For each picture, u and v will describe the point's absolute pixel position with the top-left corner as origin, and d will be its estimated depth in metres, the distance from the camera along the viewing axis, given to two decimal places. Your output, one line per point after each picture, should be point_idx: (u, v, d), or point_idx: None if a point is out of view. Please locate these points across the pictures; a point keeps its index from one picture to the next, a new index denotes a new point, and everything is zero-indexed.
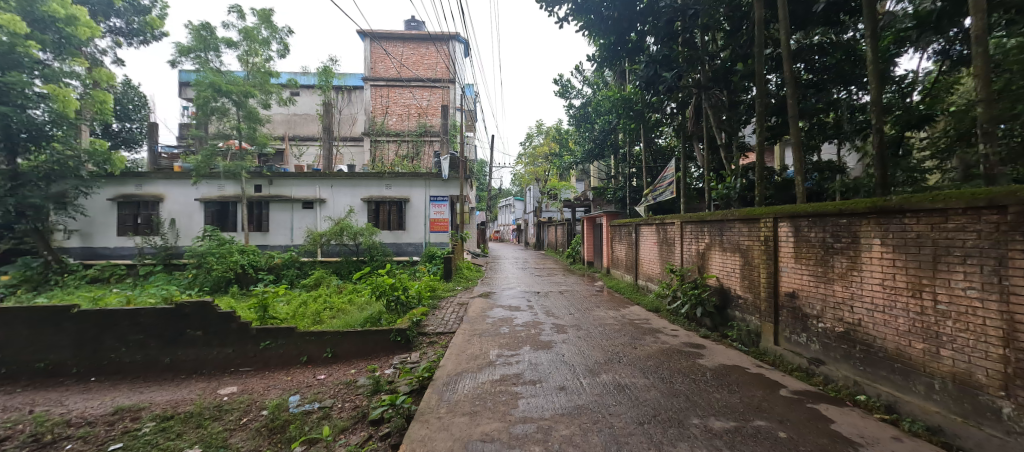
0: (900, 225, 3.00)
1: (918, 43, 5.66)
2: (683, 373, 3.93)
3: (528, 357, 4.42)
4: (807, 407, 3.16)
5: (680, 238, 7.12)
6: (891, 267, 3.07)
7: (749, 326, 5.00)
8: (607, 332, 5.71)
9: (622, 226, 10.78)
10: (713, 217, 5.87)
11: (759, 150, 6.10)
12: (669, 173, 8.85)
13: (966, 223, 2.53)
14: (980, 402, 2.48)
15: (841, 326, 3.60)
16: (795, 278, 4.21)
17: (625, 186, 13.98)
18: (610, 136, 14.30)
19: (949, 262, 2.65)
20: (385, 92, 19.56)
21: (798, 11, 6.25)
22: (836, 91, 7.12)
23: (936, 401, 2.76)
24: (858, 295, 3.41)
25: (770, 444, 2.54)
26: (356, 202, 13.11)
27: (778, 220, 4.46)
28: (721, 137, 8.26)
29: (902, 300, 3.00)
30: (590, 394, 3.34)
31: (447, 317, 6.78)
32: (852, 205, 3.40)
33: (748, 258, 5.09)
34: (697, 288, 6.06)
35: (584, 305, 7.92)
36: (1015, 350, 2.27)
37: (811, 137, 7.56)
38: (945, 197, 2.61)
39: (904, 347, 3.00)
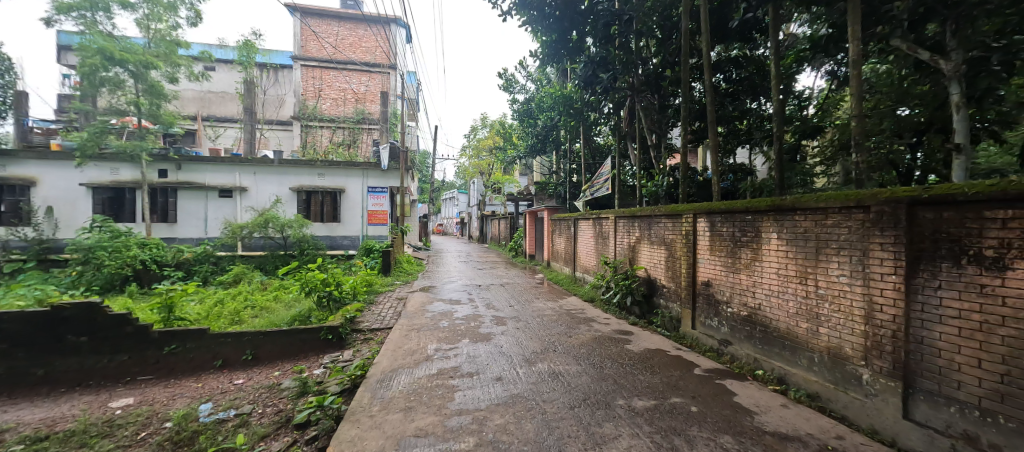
0: (793, 222, 3.46)
1: (814, 64, 6.49)
2: (611, 358, 4.20)
3: (467, 350, 4.42)
4: (715, 383, 3.54)
5: (614, 232, 7.50)
6: (785, 257, 3.53)
7: (671, 313, 5.44)
8: (545, 322, 5.89)
9: (562, 220, 11.11)
10: (643, 213, 6.29)
11: (683, 152, 6.63)
12: (604, 170, 9.06)
13: (841, 220, 2.99)
14: (847, 370, 2.96)
15: (744, 311, 4.07)
16: (709, 268, 4.66)
17: (566, 181, 14.40)
18: (553, 133, 14.63)
19: (828, 253, 3.11)
20: (318, 73, 18.07)
21: (718, 26, 6.86)
22: (749, 102, 7.94)
23: (815, 373, 3.24)
24: (758, 284, 3.86)
25: (682, 418, 2.81)
26: (283, 192, 12.09)
27: (696, 216, 4.91)
28: (652, 139, 8.85)
29: (792, 287, 3.46)
30: (526, 383, 3.44)
31: (385, 313, 6.54)
32: (755, 203, 3.85)
33: (671, 250, 5.54)
34: (628, 278, 6.46)
35: (524, 297, 8.10)
36: (872, 327, 2.75)
37: (727, 141, 8.39)
38: (825, 198, 3.06)
39: (792, 327, 3.47)
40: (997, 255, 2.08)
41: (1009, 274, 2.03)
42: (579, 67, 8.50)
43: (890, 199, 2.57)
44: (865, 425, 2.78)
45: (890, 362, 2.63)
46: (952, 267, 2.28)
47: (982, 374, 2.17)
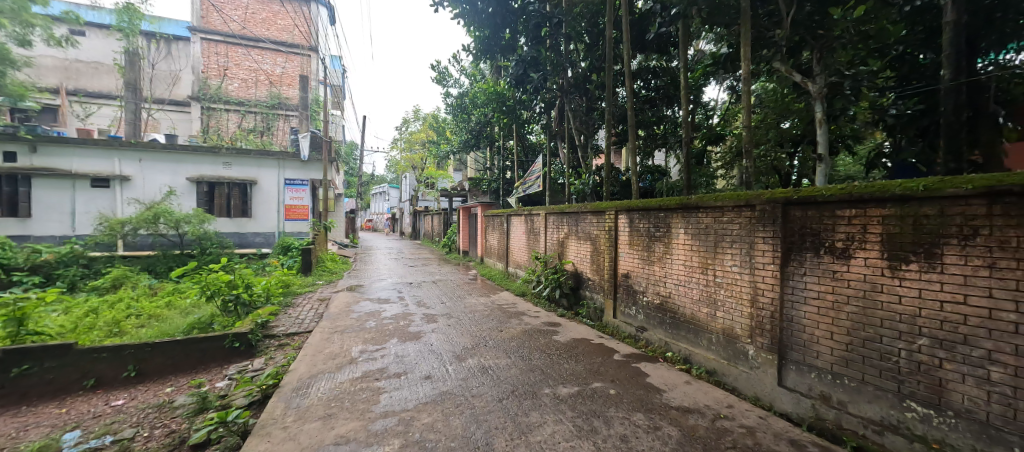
0: (696, 218, 3.87)
1: (718, 78, 7.29)
2: (540, 349, 4.35)
3: (395, 350, 4.27)
4: (632, 366, 3.85)
5: (545, 228, 7.74)
6: (691, 250, 3.95)
7: (596, 303, 5.79)
8: (477, 318, 5.91)
9: (495, 216, 11.19)
10: (571, 210, 6.57)
11: (607, 153, 7.04)
12: (536, 168, 9.32)
13: (733, 217, 3.42)
14: (737, 348, 3.40)
15: (657, 299, 4.46)
16: (628, 262, 5.03)
17: (499, 177, 14.51)
18: (487, 130, 14.60)
19: (724, 246, 3.54)
20: (222, 50, 16.00)
21: (637, 37, 7.40)
22: (664, 109, 8.70)
23: (713, 351, 3.67)
24: (669, 274, 4.26)
25: (601, 401, 3.03)
26: (179, 183, 10.56)
27: (618, 212, 5.26)
28: (580, 140, 9.29)
29: (696, 276, 3.88)
30: (455, 379, 3.43)
31: (303, 315, 6.08)
32: (667, 202, 4.24)
33: (596, 245, 5.87)
34: (556, 272, 6.72)
35: (456, 293, 8.03)
36: (756, 309, 3.19)
37: (646, 144, 9.10)
38: (721, 198, 3.48)
39: (695, 312, 3.90)
40: (844, 246, 2.55)
41: (853, 262, 2.50)
42: (512, 65, 8.61)
43: (770, 199, 3.01)
44: (750, 393, 3.23)
45: (769, 339, 3.07)
46: (813, 257, 2.75)
47: (833, 344, 2.64)
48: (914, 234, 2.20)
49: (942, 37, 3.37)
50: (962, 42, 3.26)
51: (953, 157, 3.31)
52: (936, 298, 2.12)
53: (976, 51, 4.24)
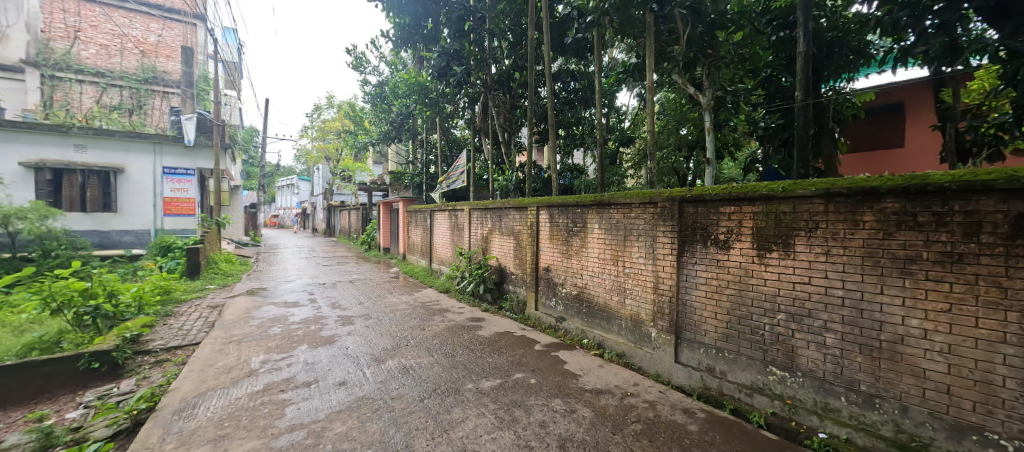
0: (608, 214, 4.17)
1: (629, 85, 7.93)
2: (463, 345, 4.35)
3: (304, 357, 3.92)
4: (551, 355, 4.04)
5: (468, 223, 7.66)
6: (603, 244, 4.25)
7: (518, 297, 5.93)
8: (398, 317, 5.68)
9: (418, 211, 10.83)
10: (494, 205, 6.59)
11: (530, 150, 7.19)
12: (460, 163, 9.22)
13: (640, 213, 3.76)
14: (642, 331, 3.76)
15: (575, 290, 4.73)
16: (548, 256, 5.23)
17: (422, 172, 14.05)
18: (408, 122, 14.01)
19: (631, 239, 3.87)
20: (73, 6, 13.14)
21: (557, 40, 7.73)
22: (582, 110, 9.23)
23: (622, 336, 4.01)
24: (586, 267, 4.53)
25: (521, 391, 3.13)
26: (7, 169, 8.41)
27: (539, 208, 5.41)
28: (503, 136, 9.40)
29: (608, 267, 4.19)
30: (373, 383, 3.26)
31: (189, 325, 5.29)
32: (583, 198, 4.48)
33: (518, 240, 5.98)
34: (481, 268, 6.73)
35: (376, 293, 7.61)
36: (658, 295, 3.55)
37: (566, 143, 9.54)
38: (630, 196, 3.80)
39: (607, 300, 4.22)
40: (725, 238, 2.97)
41: (732, 251, 2.92)
42: (433, 56, 8.40)
43: (669, 197, 3.37)
44: (652, 371, 3.60)
45: (668, 321, 3.45)
46: (702, 248, 3.15)
47: (717, 323, 3.06)
48: (776, 227, 2.65)
49: (797, 64, 4.07)
50: (810, 69, 3.95)
51: (800, 162, 3.99)
52: (790, 280, 2.58)
53: (819, 79, 5.21)
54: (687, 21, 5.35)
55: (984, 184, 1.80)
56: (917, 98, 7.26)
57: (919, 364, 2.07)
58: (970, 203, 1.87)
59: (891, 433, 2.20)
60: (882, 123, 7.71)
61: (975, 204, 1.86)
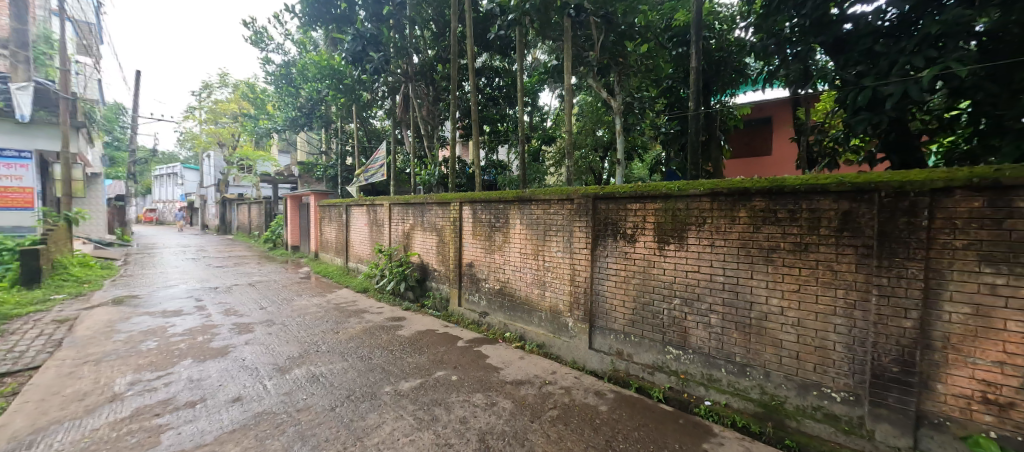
0: (529, 210, 4.27)
1: (550, 85, 8.19)
2: (381, 347, 4.15)
3: (188, 374, 3.40)
4: (473, 350, 4.05)
5: (388, 219, 7.28)
6: (524, 238, 4.35)
7: (441, 293, 5.82)
8: (307, 321, 5.20)
9: (331, 206, 10.03)
10: (416, 200, 6.32)
11: (453, 145, 6.96)
12: (379, 155, 8.71)
13: (558, 209, 3.92)
14: (560, 321, 3.94)
15: (497, 284, 4.77)
16: (471, 252, 5.19)
17: (337, 163, 13.02)
18: (318, 108, 12.84)
19: (550, 234, 4.02)
20: None
21: (480, 35, 7.71)
22: (507, 107, 9.32)
23: (542, 327, 4.17)
24: (508, 262, 4.59)
25: (442, 389, 3.09)
26: None
27: (462, 204, 5.32)
28: (426, 129, 9.10)
29: (529, 262, 4.30)
30: (276, 395, 2.95)
31: (24, 345, 4.24)
32: (506, 194, 4.53)
33: (441, 236, 5.83)
34: (402, 265, 6.45)
35: (282, 296, 6.88)
36: (575, 287, 3.75)
37: (491, 139, 9.55)
38: (550, 192, 3.95)
39: (528, 294, 4.34)
40: (632, 232, 3.24)
41: (637, 243, 3.21)
42: (348, 39, 7.79)
43: (584, 194, 3.57)
44: (569, 358, 3.81)
45: (583, 310, 3.68)
46: (613, 242, 3.40)
47: (625, 311, 3.34)
48: (673, 222, 2.95)
49: (692, 77, 4.58)
50: (701, 83, 4.48)
51: (692, 166, 4.52)
52: (684, 269, 2.91)
53: (710, 92, 5.94)
54: (602, 29, 5.70)
55: (823, 187, 2.24)
56: (780, 114, 8.66)
57: (777, 336, 2.49)
58: (813, 203, 2.30)
59: (758, 396, 2.61)
60: (757, 133, 9.05)
61: (816, 203, 2.29)
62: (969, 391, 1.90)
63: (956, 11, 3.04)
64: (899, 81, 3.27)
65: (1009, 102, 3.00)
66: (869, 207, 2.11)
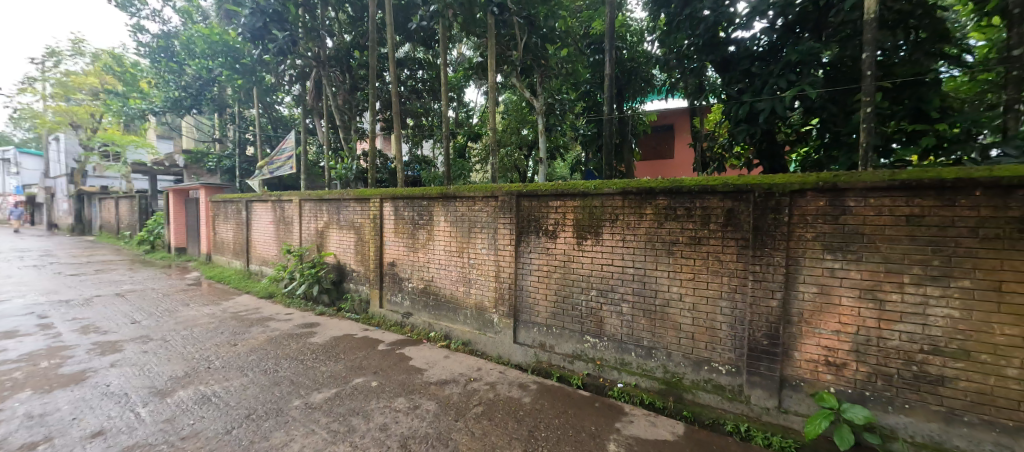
0: (453, 206, 4.21)
1: (475, 81, 8.13)
2: (290, 357, 3.77)
3: (24, 409, 2.73)
4: (395, 353, 3.88)
5: (298, 216, 6.61)
6: (449, 236, 4.27)
7: (361, 295, 5.47)
8: (196, 335, 4.52)
9: (228, 202, 8.81)
10: (330, 196, 5.84)
11: (372, 137, 6.52)
12: (286, 145, 7.84)
13: (483, 206, 3.92)
14: (486, 317, 3.96)
15: (421, 283, 4.63)
16: (393, 250, 4.95)
17: (234, 153, 11.49)
18: (209, 89, 11.19)
19: (475, 231, 4.00)
20: None
21: (401, 24, 7.37)
22: (431, 101, 9.05)
23: (467, 325, 4.15)
24: (432, 260, 4.48)
25: (361, 397, 2.91)
26: None
27: (382, 201, 5.05)
28: (342, 120, 8.45)
29: (454, 260, 4.24)
30: (153, 424, 2.52)
31: None
32: (429, 191, 4.41)
33: (360, 234, 5.47)
34: (314, 267, 5.91)
35: (162, 307, 5.87)
36: (500, 283, 3.80)
37: (414, 133, 9.20)
38: (474, 189, 3.93)
39: (454, 291, 4.28)
40: (554, 228, 3.37)
41: (558, 239, 3.35)
42: (245, 13, 6.89)
43: (508, 191, 3.62)
44: (494, 354, 3.86)
45: (508, 306, 3.74)
46: (536, 238, 3.50)
47: (547, 304, 3.47)
48: (590, 218, 3.14)
49: (607, 83, 4.89)
50: (615, 89, 4.81)
51: (606, 166, 4.85)
52: (600, 262, 3.11)
53: (623, 98, 6.42)
54: (525, 30, 5.81)
55: (712, 188, 2.56)
56: (681, 121, 9.70)
57: (677, 320, 2.79)
58: (704, 201, 2.62)
59: (661, 374, 2.90)
60: (663, 137, 10.02)
61: (707, 202, 2.61)
62: (816, 356, 2.33)
63: (808, 44, 3.69)
64: (769, 99, 3.87)
65: (844, 120, 3.73)
66: (747, 205, 2.47)
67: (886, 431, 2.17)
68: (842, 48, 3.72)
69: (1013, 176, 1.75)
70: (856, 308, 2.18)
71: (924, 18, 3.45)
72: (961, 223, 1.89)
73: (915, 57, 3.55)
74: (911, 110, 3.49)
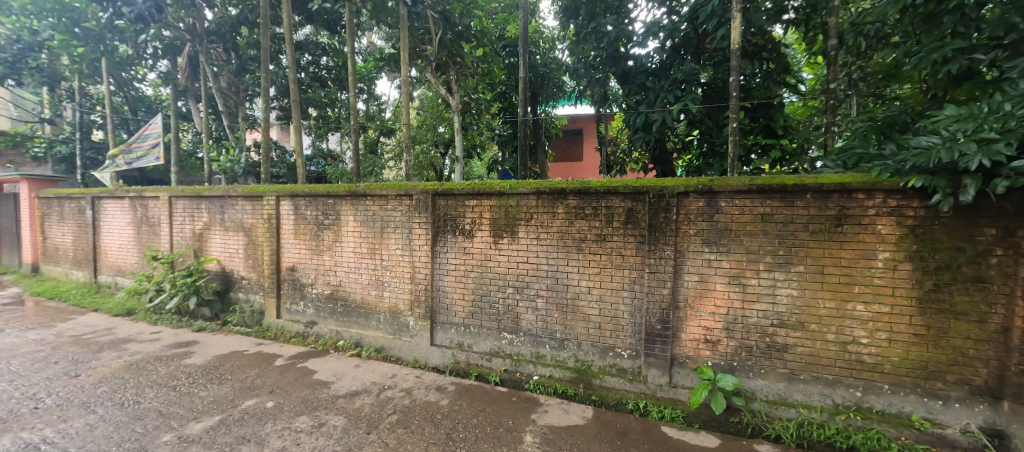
0: (364, 205, 3.94)
1: (387, 73, 7.71)
2: (157, 384, 3.16)
3: None
4: (296, 368, 3.51)
5: (167, 216, 5.57)
6: (359, 236, 3.98)
7: (253, 306, 4.83)
8: (15, 368, 3.54)
9: (64, 198, 7.06)
10: (211, 192, 5.03)
11: (266, 127, 5.78)
12: (152, 131, 6.56)
13: (396, 205, 3.74)
14: (401, 321, 3.79)
15: (327, 289, 4.25)
16: (293, 253, 4.47)
17: (73, 138, 9.25)
18: (33, 56, 8.82)
19: (389, 231, 3.80)
20: None
21: (300, 3, 6.67)
22: (336, 91, 8.35)
23: (381, 330, 3.93)
24: (340, 262, 4.14)
25: (253, 421, 2.57)
26: None
27: (278, 198, 4.50)
28: (226, 105, 7.34)
29: (365, 262, 3.98)
30: None
31: None
32: (336, 188, 4.06)
33: (250, 236, 4.82)
34: (190, 275, 5.04)
35: None
36: (415, 284, 3.66)
37: (317, 125, 8.40)
38: (386, 187, 3.72)
39: (365, 296, 4.01)
40: (470, 227, 3.37)
41: (475, 238, 3.35)
42: None
43: (423, 190, 3.51)
44: (410, 358, 3.72)
45: (424, 308, 3.63)
46: (452, 238, 3.46)
47: (464, 303, 3.45)
48: (506, 217, 3.20)
49: (521, 86, 5.03)
50: (529, 93, 4.97)
51: (522, 167, 4.99)
52: (515, 260, 3.19)
53: (537, 101, 6.67)
54: (439, 25, 5.69)
55: (616, 189, 2.79)
56: (589, 127, 10.44)
57: (586, 312, 2.99)
58: (609, 201, 2.85)
59: (572, 363, 3.08)
60: (573, 141, 10.67)
61: (611, 202, 2.84)
62: (697, 335, 2.69)
63: (690, 65, 4.25)
64: (660, 111, 4.37)
65: (717, 133, 4.38)
66: (643, 205, 2.75)
67: (748, 394, 2.59)
68: (716, 71, 4.36)
69: (830, 183, 2.24)
70: (726, 292, 2.57)
71: (773, 52, 4.23)
72: (798, 220, 2.35)
73: (767, 84, 4.31)
74: (764, 127, 4.24)
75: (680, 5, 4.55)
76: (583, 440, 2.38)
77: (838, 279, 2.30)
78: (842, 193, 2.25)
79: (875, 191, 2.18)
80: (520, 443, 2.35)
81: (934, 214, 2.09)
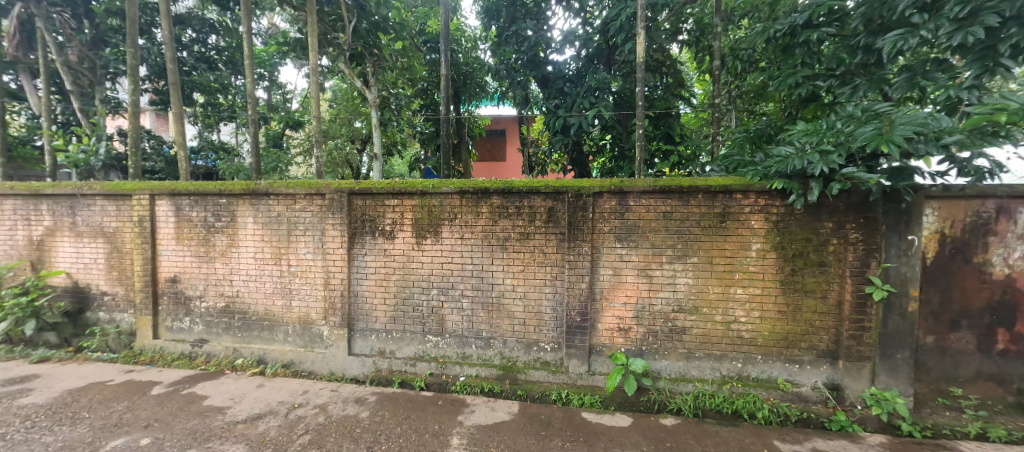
0: (265, 205, 3.52)
1: (292, 59, 6.98)
2: None
3: None
4: (182, 395, 3.02)
5: None
6: (261, 240, 3.55)
7: (119, 327, 4.03)
8: None
9: None
10: (54, 190, 4.06)
11: (134, 112, 4.84)
12: None
13: (306, 205, 3.41)
14: (313, 331, 3.48)
15: (221, 301, 3.72)
16: (175, 261, 3.82)
17: None
18: None
19: (297, 233, 3.45)
20: None
21: None
22: (229, 76, 7.35)
23: (289, 343, 3.55)
24: (236, 270, 3.65)
25: None
26: None
27: (153, 197, 3.81)
28: (77, 83, 6.01)
29: (268, 269, 3.56)
30: None
31: None
32: (230, 186, 3.57)
33: (115, 243, 4.00)
34: (24, 294, 4.01)
35: None
36: (330, 291, 3.38)
37: (204, 112, 7.29)
38: (293, 185, 3.37)
39: (269, 307, 3.59)
40: (391, 228, 3.21)
41: (396, 240, 3.21)
42: None
43: (338, 189, 3.26)
44: (325, 370, 3.43)
45: (340, 315, 3.37)
46: (371, 239, 3.27)
47: (386, 308, 3.29)
48: (429, 217, 3.11)
49: (443, 83, 4.92)
50: (451, 90, 4.88)
51: (444, 166, 4.89)
52: (439, 261, 3.13)
53: (459, 99, 6.60)
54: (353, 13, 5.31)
55: (537, 189, 2.88)
56: (511, 128, 10.67)
57: (511, 309, 3.05)
58: (531, 201, 2.94)
59: (499, 361, 3.12)
60: (495, 141, 10.83)
61: (533, 201, 2.93)
62: (612, 324, 2.91)
63: (602, 75, 4.57)
64: (577, 115, 4.62)
65: (626, 138, 4.78)
66: (563, 204, 2.89)
67: (655, 374, 2.86)
68: (624, 82, 4.75)
69: (716, 185, 2.58)
70: (635, 283, 2.82)
71: (671, 68, 4.75)
72: (692, 217, 2.67)
73: (666, 95, 4.83)
74: (664, 135, 4.72)
75: (593, 17, 4.87)
76: (510, 436, 2.42)
77: (723, 267, 2.67)
78: (725, 194, 2.60)
79: (749, 191, 2.57)
80: (446, 446, 2.31)
81: (791, 211, 2.53)
